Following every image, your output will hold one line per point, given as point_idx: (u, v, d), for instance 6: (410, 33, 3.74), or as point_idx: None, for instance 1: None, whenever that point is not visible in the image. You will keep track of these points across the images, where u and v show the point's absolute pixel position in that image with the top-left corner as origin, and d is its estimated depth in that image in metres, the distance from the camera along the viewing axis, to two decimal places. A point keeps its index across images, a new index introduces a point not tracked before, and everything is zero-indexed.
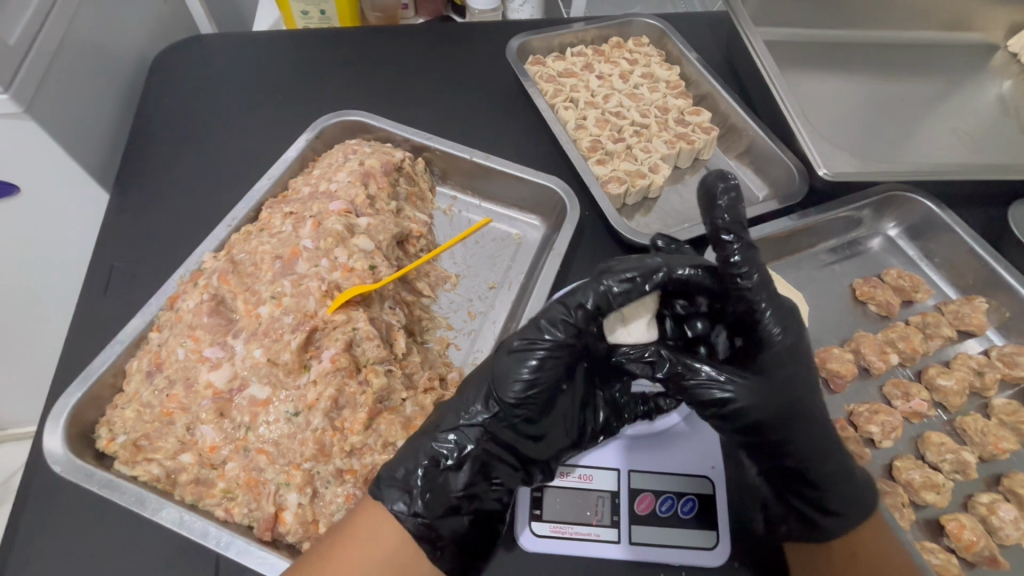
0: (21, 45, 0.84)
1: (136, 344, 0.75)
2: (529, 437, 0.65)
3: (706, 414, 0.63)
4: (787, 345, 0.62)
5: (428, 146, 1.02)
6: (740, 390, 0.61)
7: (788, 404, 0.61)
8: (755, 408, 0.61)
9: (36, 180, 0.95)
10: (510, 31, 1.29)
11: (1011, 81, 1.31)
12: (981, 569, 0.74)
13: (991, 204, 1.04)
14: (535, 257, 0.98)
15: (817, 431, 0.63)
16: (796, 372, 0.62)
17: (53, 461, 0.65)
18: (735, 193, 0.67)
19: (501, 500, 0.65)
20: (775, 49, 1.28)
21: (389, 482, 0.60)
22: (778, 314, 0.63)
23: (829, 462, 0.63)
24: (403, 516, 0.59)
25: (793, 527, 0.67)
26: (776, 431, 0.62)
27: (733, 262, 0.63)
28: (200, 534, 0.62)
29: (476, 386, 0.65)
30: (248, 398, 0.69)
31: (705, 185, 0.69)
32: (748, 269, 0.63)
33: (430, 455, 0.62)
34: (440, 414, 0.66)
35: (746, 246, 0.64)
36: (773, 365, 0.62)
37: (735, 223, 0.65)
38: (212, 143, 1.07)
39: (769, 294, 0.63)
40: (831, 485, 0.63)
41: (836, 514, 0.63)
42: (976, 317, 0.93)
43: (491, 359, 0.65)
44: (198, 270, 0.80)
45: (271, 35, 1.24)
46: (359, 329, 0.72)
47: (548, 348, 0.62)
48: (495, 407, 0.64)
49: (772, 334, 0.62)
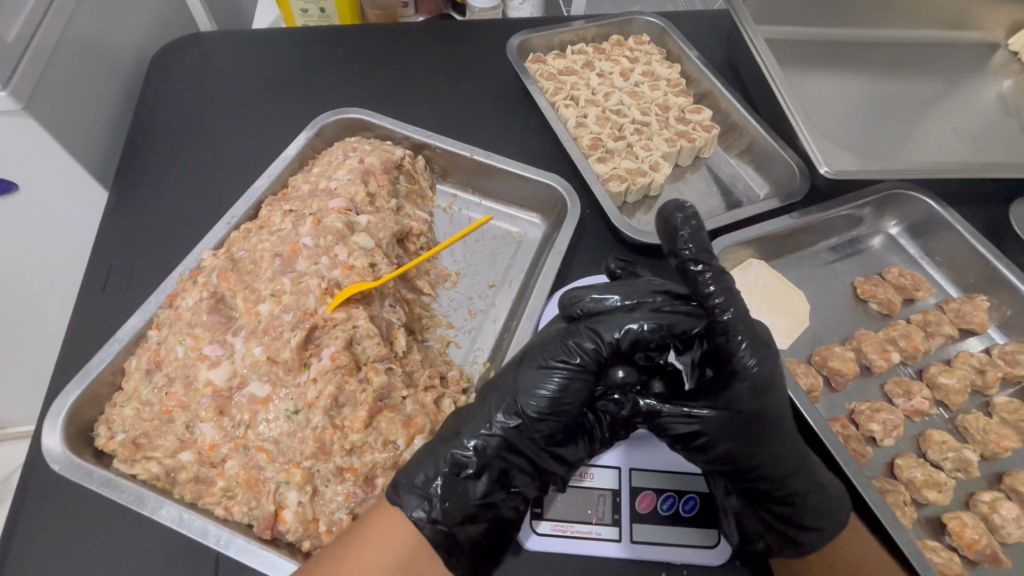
0: (20, 41, 0.84)
1: (135, 341, 0.75)
2: (548, 450, 0.64)
3: (677, 444, 0.64)
4: (759, 374, 0.59)
5: (428, 143, 1.01)
6: (706, 422, 0.61)
7: (758, 432, 0.61)
8: (720, 437, 0.62)
9: (35, 177, 0.94)
10: (510, 29, 1.29)
11: (1011, 79, 1.31)
12: (982, 568, 0.74)
13: (992, 202, 1.04)
14: (535, 255, 0.98)
15: (789, 452, 0.62)
16: (769, 399, 0.60)
17: (52, 459, 0.65)
18: (695, 220, 0.63)
19: (517, 509, 0.64)
20: (776, 47, 1.27)
21: (409, 489, 0.60)
22: (751, 344, 0.59)
23: (802, 480, 0.63)
24: (422, 523, 0.59)
25: (772, 542, 0.64)
26: (745, 458, 0.62)
27: (705, 293, 0.59)
28: (200, 533, 0.62)
29: (499, 395, 0.64)
30: (248, 396, 0.69)
31: (664, 215, 0.64)
32: (724, 301, 0.59)
33: (451, 463, 0.61)
34: (462, 421, 0.64)
35: (717, 274, 0.60)
36: (746, 397, 0.60)
37: (702, 252, 0.61)
38: (211, 141, 1.06)
39: (744, 326, 0.59)
40: (805, 501, 0.63)
41: (813, 528, 0.63)
42: (976, 315, 0.93)
43: (514, 369, 0.65)
44: (197, 268, 0.80)
45: (270, 32, 1.23)
46: (359, 327, 0.72)
47: (573, 367, 0.62)
48: (516, 418, 0.63)
49: (746, 364, 0.59)
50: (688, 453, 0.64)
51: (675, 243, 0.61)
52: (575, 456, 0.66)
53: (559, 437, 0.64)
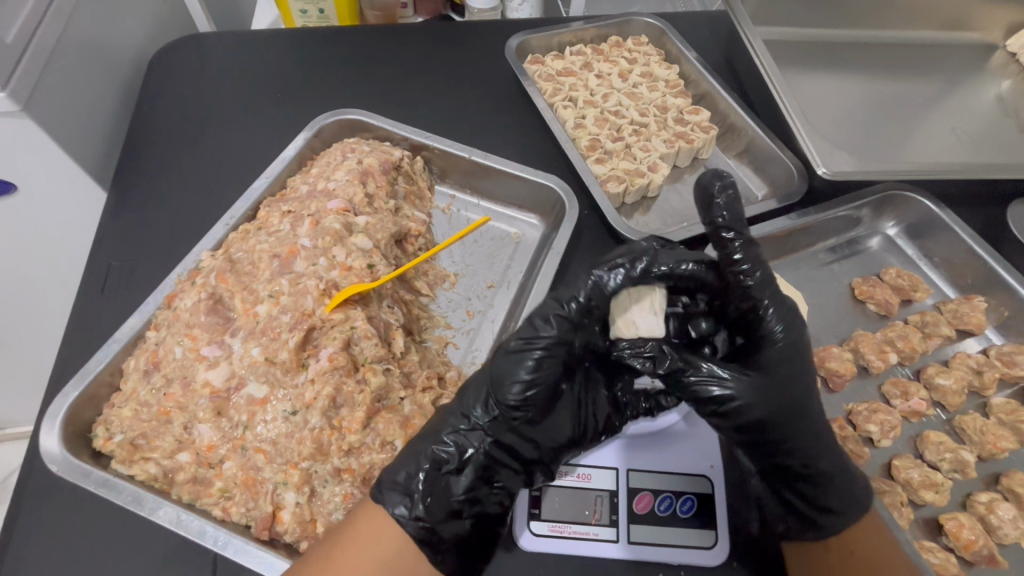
0: (19, 42, 0.84)
1: (133, 342, 0.75)
2: (529, 438, 0.65)
3: (708, 413, 0.64)
4: (787, 341, 0.63)
5: (427, 144, 1.02)
6: (740, 387, 0.62)
7: (790, 400, 0.62)
8: (755, 404, 0.62)
9: (34, 178, 0.94)
10: (509, 29, 1.29)
11: (1010, 80, 1.31)
12: (979, 568, 0.74)
13: (990, 203, 1.04)
14: (534, 256, 0.98)
15: (818, 428, 0.64)
16: (797, 369, 0.63)
17: (50, 459, 0.65)
18: (732, 191, 0.68)
19: (502, 504, 0.65)
20: (775, 48, 1.28)
21: (390, 486, 0.60)
22: (779, 312, 0.64)
23: (828, 460, 0.64)
24: (404, 519, 0.59)
25: (792, 525, 0.66)
26: (775, 429, 0.63)
27: (733, 259, 0.65)
28: (197, 534, 0.62)
29: (476, 389, 0.66)
30: (246, 397, 0.69)
31: (701, 184, 0.70)
32: (752, 266, 0.64)
33: (432, 459, 0.62)
34: (442, 419, 0.66)
35: (746, 243, 0.65)
36: (775, 362, 0.63)
37: (735, 221, 0.66)
38: (210, 141, 1.07)
39: (773, 293, 0.64)
40: (829, 483, 0.63)
41: (835, 512, 0.63)
42: (974, 316, 0.93)
43: (489, 364, 0.66)
44: (196, 268, 0.80)
45: (269, 33, 1.23)
46: (357, 328, 0.72)
47: (547, 348, 0.63)
48: (493, 410, 0.64)
49: (774, 331, 0.63)
50: (717, 421, 0.64)
51: (710, 211, 0.67)
52: (557, 441, 0.67)
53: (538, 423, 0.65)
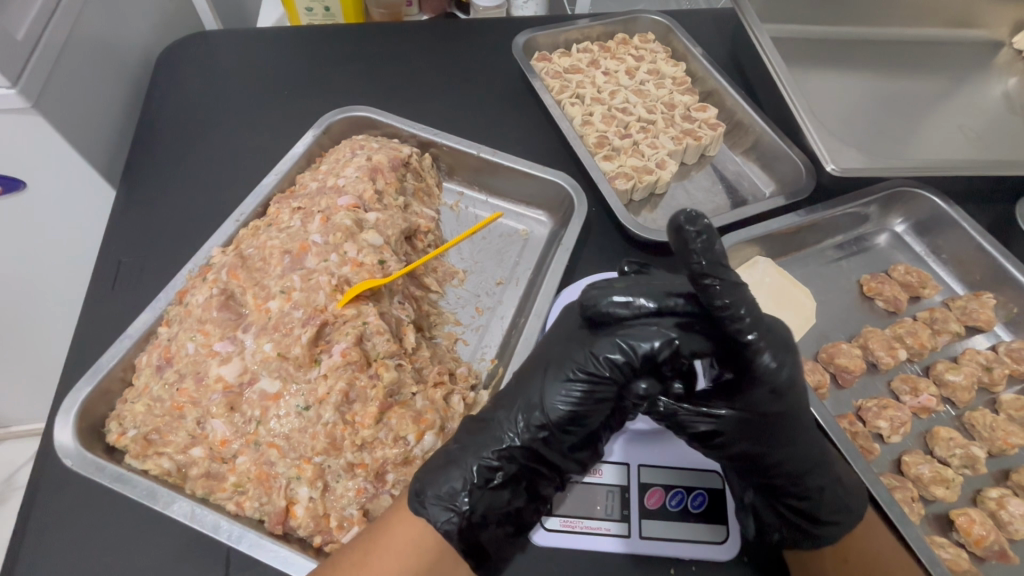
0: (29, 39, 0.84)
1: (145, 338, 0.75)
2: (570, 456, 0.65)
3: (693, 441, 0.64)
4: (784, 381, 0.58)
5: (435, 142, 1.02)
6: (726, 422, 0.61)
7: (778, 431, 0.60)
8: (738, 437, 0.62)
9: (45, 176, 0.95)
10: (515, 27, 1.29)
11: (1016, 77, 1.31)
12: (991, 564, 0.74)
13: (999, 201, 1.04)
14: (543, 253, 0.98)
15: (804, 451, 0.62)
16: (790, 400, 0.59)
17: (65, 455, 0.65)
18: (708, 235, 0.55)
19: (539, 510, 0.66)
20: (781, 46, 1.28)
21: (435, 500, 0.60)
22: (774, 350, 0.57)
23: (817, 477, 0.63)
24: (451, 534, 0.59)
25: (789, 535, 0.65)
26: (762, 458, 0.62)
27: (716, 307, 0.55)
28: (213, 528, 0.62)
29: (524, 405, 0.64)
30: (258, 392, 0.69)
31: (675, 225, 0.56)
32: (738, 313, 0.55)
33: (477, 476, 0.61)
34: (485, 429, 0.64)
35: (730, 288, 0.55)
36: (768, 401, 0.59)
37: (715, 266, 0.55)
38: (218, 138, 1.07)
39: (761, 332, 0.56)
40: (822, 497, 0.63)
41: (831, 523, 0.63)
42: (984, 312, 0.93)
43: (537, 379, 0.65)
44: (207, 265, 0.80)
45: (276, 31, 1.23)
46: (369, 323, 0.72)
47: (594, 380, 0.62)
48: (539, 427, 0.63)
49: (765, 368, 0.57)
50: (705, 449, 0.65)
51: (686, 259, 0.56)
52: (594, 459, 0.67)
53: (580, 443, 0.65)
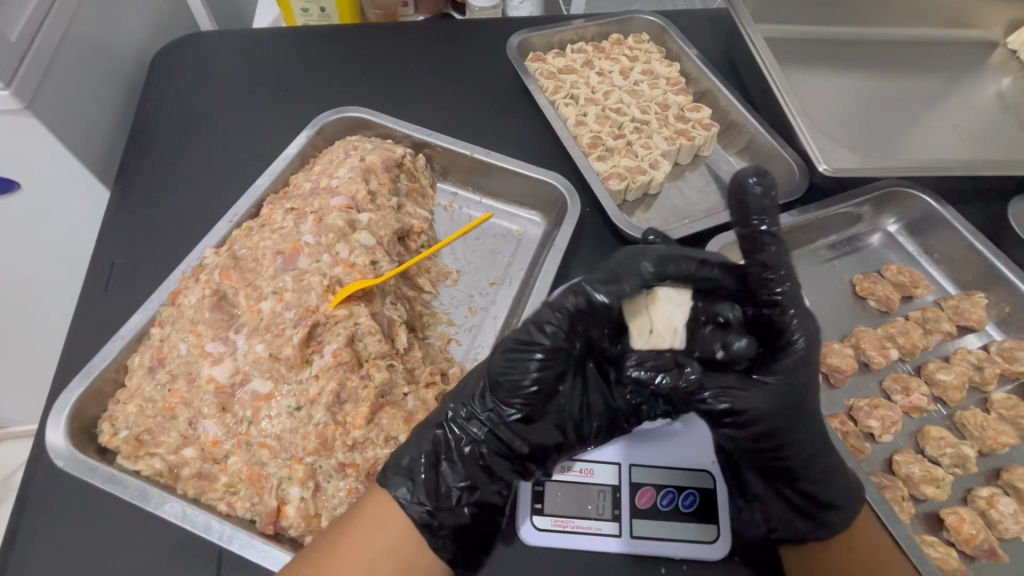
0: (22, 41, 0.84)
1: (138, 339, 0.76)
2: (525, 434, 0.66)
3: (722, 417, 0.67)
4: (803, 354, 0.64)
5: (429, 142, 1.02)
6: (757, 396, 0.65)
7: (800, 409, 0.65)
8: (764, 413, 0.65)
9: (38, 177, 0.95)
10: (510, 28, 1.29)
11: (1010, 77, 1.31)
12: (981, 563, 0.75)
13: (991, 201, 1.04)
14: (536, 253, 0.98)
15: (817, 430, 0.66)
16: (806, 377, 0.65)
17: (56, 455, 0.65)
18: (770, 197, 0.62)
19: (502, 493, 0.66)
20: (775, 46, 1.28)
21: (395, 470, 0.63)
22: (801, 324, 0.63)
23: (826, 457, 0.66)
24: (406, 503, 0.61)
25: (802, 529, 0.66)
26: (783, 436, 0.66)
27: (767, 269, 0.62)
28: (203, 528, 0.63)
29: (478, 381, 0.67)
30: (250, 392, 0.69)
31: (736, 182, 0.63)
32: (782, 276, 0.62)
33: (431, 445, 0.64)
34: (446, 404, 0.68)
35: (779, 251, 0.62)
36: (788, 372, 0.65)
37: (773, 228, 0.62)
38: (212, 139, 1.07)
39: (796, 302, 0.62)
40: (829, 479, 0.65)
41: (838, 508, 0.65)
42: (974, 312, 0.93)
43: (487, 357, 0.67)
44: (199, 266, 0.80)
45: (271, 32, 1.23)
46: (360, 324, 0.72)
47: (539, 351, 0.64)
48: (490, 400, 0.66)
49: (795, 344, 0.64)
50: (732, 429, 0.67)
51: (745, 214, 0.62)
52: (553, 437, 0.67)
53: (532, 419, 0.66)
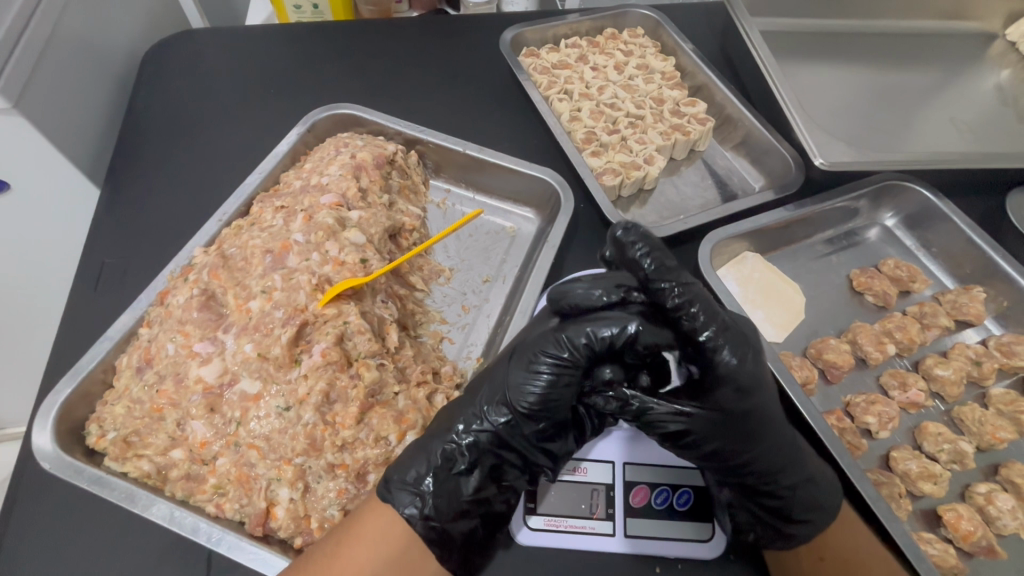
0: (9, 39, 0.83)
1: (126, 340, 0.75)
2: (540, 446, 0.64)
3: (664, 442, 0.63)
4: (744, 377, 0.59)
5: (421, 139, 1.01)
6: (698, 419, 0.60)
7: (745, 429, 0.60)
8: (711, 435, 0.61)
9: (28, 176, 0.94)
10: (504, 23, 1.28)
11: (1009, 69, 1.30)
12: (979, 560, 0.74)
13: (990, 194, 1.03)
14: (530, 250, 0.97)
15: (776, 449, 0.62)
16: (752, 399, 0.59)
17: (43, 458, 0.65)
18: (645, 239, 0.61)
19: (508, 502, 0.65)
20: (772, 39, 1.26)
21: (400, 486, 0.61)
22: (735, 349, 0.58)
23: (790, 475, 0.63)
24: (414, 519, 0.60)
25: (762, 534, 0.65)
26: (736, 457, 0.62)
27: (671, 306, 0.58)
28: (191, 530, 0.62)
29: (491, 391, 0.64)
30: (238, 393, 0.68)
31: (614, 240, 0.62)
32: (693, 313, 0.58)
33: (441, 460, 0.62)
34: (450, 417, 0.65)
35: (682, 287, 0.59)
36: (732, 399, 0.59)
37: (662, 270, 0.59)
38: (204, 138, 1.06)
39: (721, 330, 0.58)
40: (794, 495, 0.63)
41: (803, 521, 0.64)
42: (973, 307, 0.92)
43: (503, 366, 0.65)
44: (188, 265, 0.80)
45: (262, 29, 1.22)
46: (350, 323, 0.71)
47: (565, 369, 0.61)
48: (508, 413, 0.63)
49: (724, 361, 0.58)
50: (679, 451, 0.63)
51: (633, 265, 0.60)
52: (564, 450, 0.66)
53: (548, 433, 0.64)
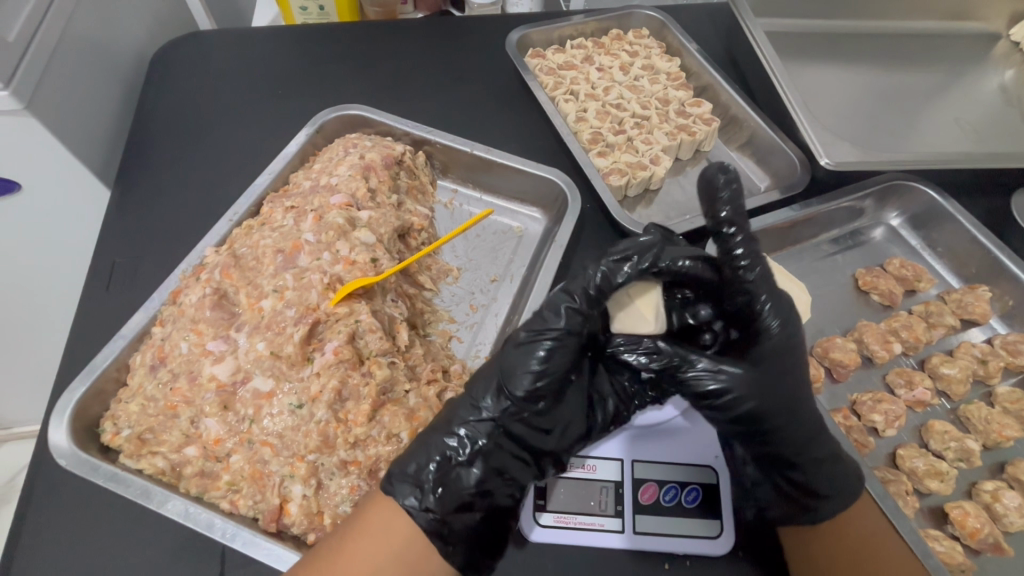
0: (21, 41, 0.84)
1: (139, 338, 0.76)
2: (540, 429, 0.65)
3: (699, 403, 0.66)
4: (785, 339, 0.64)
5: (428, 139, 1.02)
6: (735, 378, 0.64)
7: (779, 394, 0.64)
8: (748, 395, 0.63)
9: (40, 176, 0.95)
10: (510, 24, 1.28)
11: (1013, 69, 1.30)
12: (986, 557, 0.74)
13: (995, 194, 1.03)
14: (537, 250, 0.98)
15: (807, 418, 0.65)
16: (790, 364, 0.65)
17: (59, 455, 0.65)
18: (735, 186, 0.70)
19: (514, 496, 0.65)
20: (777, 40, 1.27)
21: (401, 478, 0.61)
22: (776, 307, 0.65)
23: (818, 449, 0.66)
24: (414, 510, 0.59)
25: (784, 511, 0.66)
26: (769, 423, 0.64)
27: (733, 254, 0.67)
28: (205, 526, 0.62)
29: (486, 380, 0.65)
30: (252, 390, 0.69)
31: (705, 179, 0.72)
32: (751, 262, 0.66)
33: (442, 452, 0.62)
34: (452, 410, 0.65)
35: (748, 239, 0.67)
36: (770, 358, 0.64)
37: (738, 216, 0.68)
38: (213, 139, 1.07)
39: (768, 285, 0.65)
40: (818, 468, 0.65)
41: (827, 495, 0.65)
42: (978, 306, 0.93)
43: (498, 353, 0.66)
44: (200, 264, 0.80)
45: (270, 31, 1.23)
46: (361, 322, 0.72)
47: (557, 339, 0.64)
48: (505, 400, 0.64)
49: (769, 324, 0.64)
50: (712, 413, 0.66)
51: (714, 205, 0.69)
52: (568, 431, 0.67)
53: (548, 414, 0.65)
